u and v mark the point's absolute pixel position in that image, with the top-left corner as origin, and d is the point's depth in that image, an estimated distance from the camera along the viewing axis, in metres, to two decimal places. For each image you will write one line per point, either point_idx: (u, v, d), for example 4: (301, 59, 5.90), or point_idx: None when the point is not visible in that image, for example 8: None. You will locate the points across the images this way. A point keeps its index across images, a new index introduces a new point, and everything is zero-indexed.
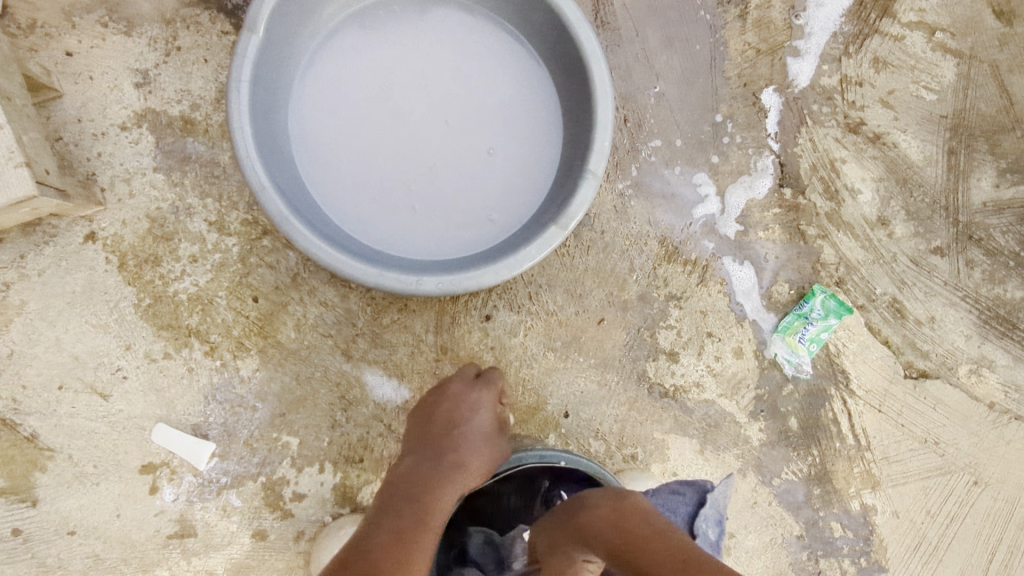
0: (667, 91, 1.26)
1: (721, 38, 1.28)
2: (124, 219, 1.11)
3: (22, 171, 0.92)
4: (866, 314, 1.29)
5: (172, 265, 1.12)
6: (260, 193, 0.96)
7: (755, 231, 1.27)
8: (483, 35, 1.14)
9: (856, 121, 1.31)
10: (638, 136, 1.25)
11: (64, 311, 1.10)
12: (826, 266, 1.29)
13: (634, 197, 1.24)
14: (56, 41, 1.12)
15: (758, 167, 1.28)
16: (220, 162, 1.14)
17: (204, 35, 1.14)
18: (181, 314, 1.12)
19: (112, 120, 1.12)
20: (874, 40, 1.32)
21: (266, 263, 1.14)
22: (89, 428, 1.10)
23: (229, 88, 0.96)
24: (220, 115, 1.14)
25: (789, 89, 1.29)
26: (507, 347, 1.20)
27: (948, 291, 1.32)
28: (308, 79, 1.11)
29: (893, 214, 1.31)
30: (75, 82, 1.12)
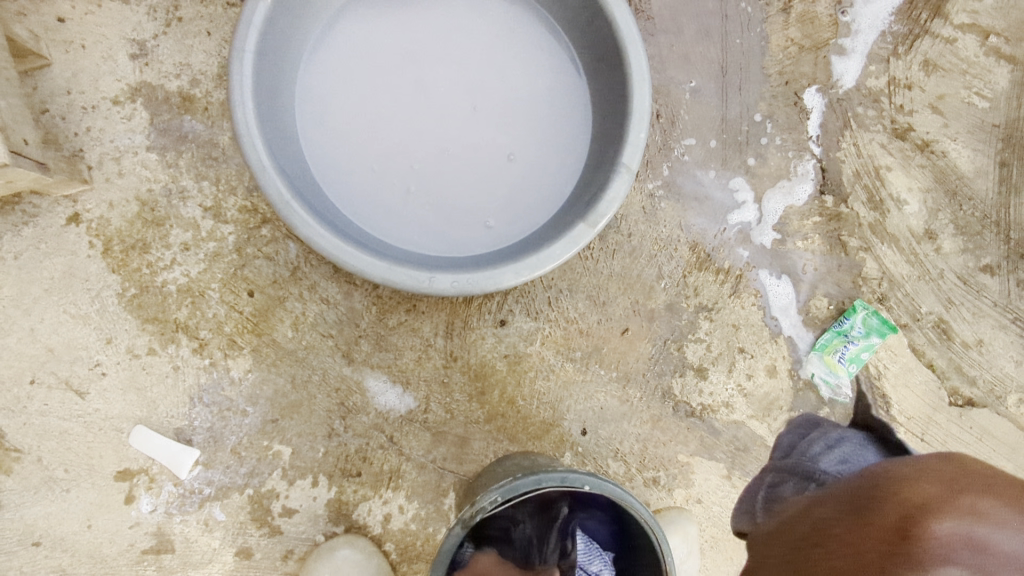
0: (703, 86, 1.17)
1: (762, 32, 1.19)
2: (112, 201, 1.02)
3: None
4: (909, 335, 1.20)
5: (162, 252, 1.02)
6: (260, 173, 0.87)
7: (793, 240, 1.18)
8: (510, 15, 1.05)
9: (904, 126, 1.22)
10: (671, 133, 1.16)
11: (40, 299, 1.00)
12: (869, 281, 1.19)
13: (664, 199, 1.15)
14: (47, 6, 1.03)
15: (798, 171, 1.19)
16: (219, 143, 1.05)
17: (208, 5, 1.06)
18: (168, 307, 1.02)
19: (104, 93, 1.03)
20: (924, 42, 1.23)
21: (264, 254, 1.04)
22: (60, 429, 1.00)
23: (231, 56, 0.87)
24: (221, 92, 1.06)
25: (833, 89, 1.20)
26: (522, 356, 1.10)
27: (998, 312, 1.22)
28: (318, 55, 1.02)
29: (941, 228, 1.22)
30: (66, 50, 1.03)
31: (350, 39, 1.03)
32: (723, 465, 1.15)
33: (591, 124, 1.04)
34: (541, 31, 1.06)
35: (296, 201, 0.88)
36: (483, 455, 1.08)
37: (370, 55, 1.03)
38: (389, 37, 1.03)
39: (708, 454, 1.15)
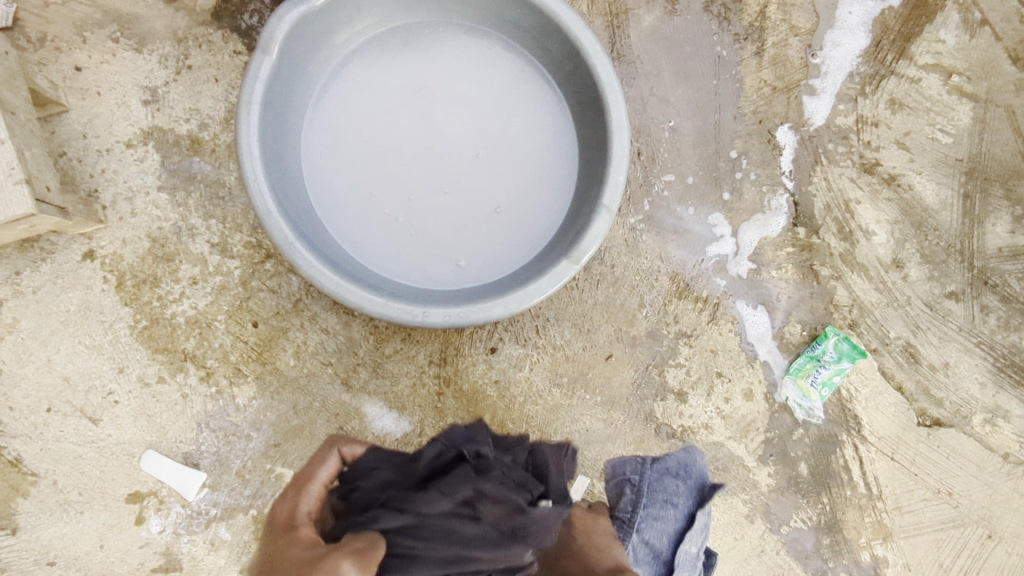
0: (682, 125, 1.24)
1: (737, 74, 1.27)
2: (125, 238, 1.09)
3: (22, 188, 0.88)
4: (879, 358, 1.27)
5: (172, 286, 1.09)
6: (265, 216, 0.94)
7: (768, 270, 1.24)
8: (500, 63, 1.13)
9: (871, 162, 1.30)
10: (652, 170, 1.23)
11: (57, 331, 1.06)
12: (839, 308, 1.26)
13: (645, 232, 1.22)
14: (65, 55, 1.10)
15: (772, 205, 1.26)
16: (226, 183, 1.12)
17: (216, 53, 1.13)
18: (177, 338, 1.08)
19: (118, 137, 1.10)
20: (890, 81, 1.31)
21: (267, 287, 1.11)
22: (75, 453, 1.06)
23: (240, 109, 0.94)
24: (228, 134, 1.12)
25: (804, 127, 1.28)
26: (511, 382, 1.16)
27: (962, 337, 1.29)
28: (320, 101, 1.09)
29: (908, 257, 1.29)
30: (82, 97, 1.10)
31: (351, 88, 1.10)
32: None
33: (575, 166, 1.11)
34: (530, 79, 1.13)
35: (299, 242, 0.94)
36: None
37: (369, 102, 1.10)
38: (388, 85, 1.11)
39: None
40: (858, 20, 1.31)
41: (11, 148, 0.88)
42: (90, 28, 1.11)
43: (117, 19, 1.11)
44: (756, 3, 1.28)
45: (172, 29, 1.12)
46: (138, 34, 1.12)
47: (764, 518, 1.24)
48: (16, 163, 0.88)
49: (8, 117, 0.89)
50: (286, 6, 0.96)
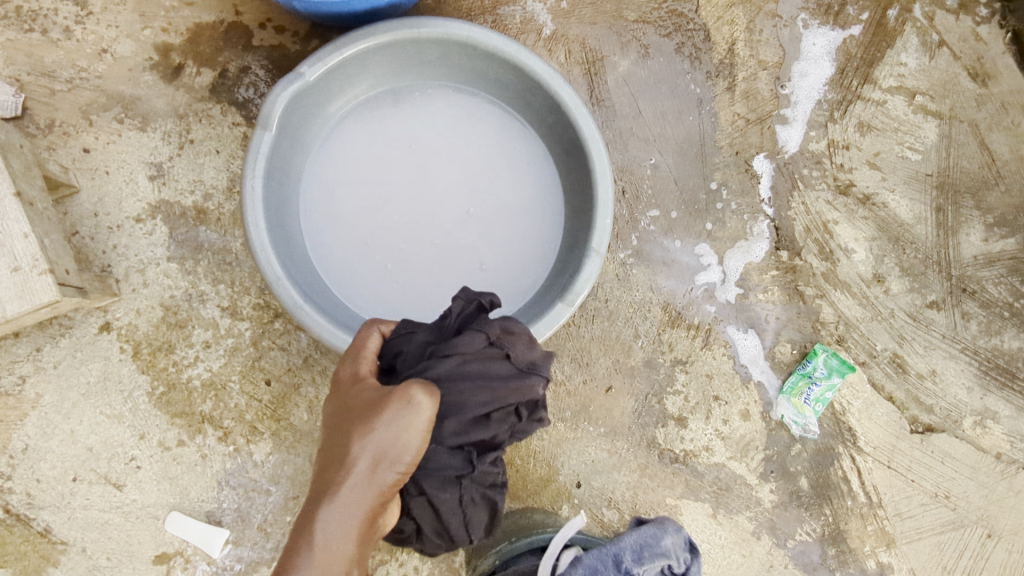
0: (662, 162, 1.31)
1: (711, 109, 1.33)
2: (139, 308, 1.14)
3: (46, 277, 0.93)
4: (868, 371, 1.32)
5: (186, 351, 1.14)
6: (274, 283, 0.98)
7: (755, 293, 1.30)
8: (485, 117, 1.19)
9: (846, 183, 1.36)
10: (637, 206, 1.29)
11: (79, 403, 1.11)
12: (826, 325, 1.31)
13: (635, 266, 1.27)
14: (73, 139, 1.16)
15: (754, 231, 1.31)
16: (232, 248, 1.17)
17: (216, 127, 1.19)
18: (194, 401, 1.13)
19: (127, 212, 1.16)
20: (857, 106, 1.38)
21: (278, 346, 1.15)
22: (102, 520, 1.10)
23: (244, 183, 0.99)
24: (232, 202, 1.18)
25: (779, 155, 1.34)
26: None
27: (947, 344, 1.34)
28: (317, 165, 1.15)
29: (888, 271, 1.35)
30: (92, 177, 1.16)
31: (348, 151, 1.16)
32: (708, 504, 1.26)
33: (564, 210, 1.17)
34: (516, 130, 1.19)
35: (307, 305, 1.00)
36: None
37: (367, 163, 1.17)
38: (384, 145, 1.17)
39: (693, 495, 1.26)
40: (822, 50, 1.38)
41: (34, 240, 0.93)
42: (96, 111, 1.17)
43: (121, 102, 1.18)
44: (724, 42, 1.35)
45: (173, 107, 1.19)
46: (142, 113, 1.18)
47: (770, 534, 1.28)
48: (40, 253, 0.93)
49: (28, 209, 0.94)
50: (281, 84, 1.01)
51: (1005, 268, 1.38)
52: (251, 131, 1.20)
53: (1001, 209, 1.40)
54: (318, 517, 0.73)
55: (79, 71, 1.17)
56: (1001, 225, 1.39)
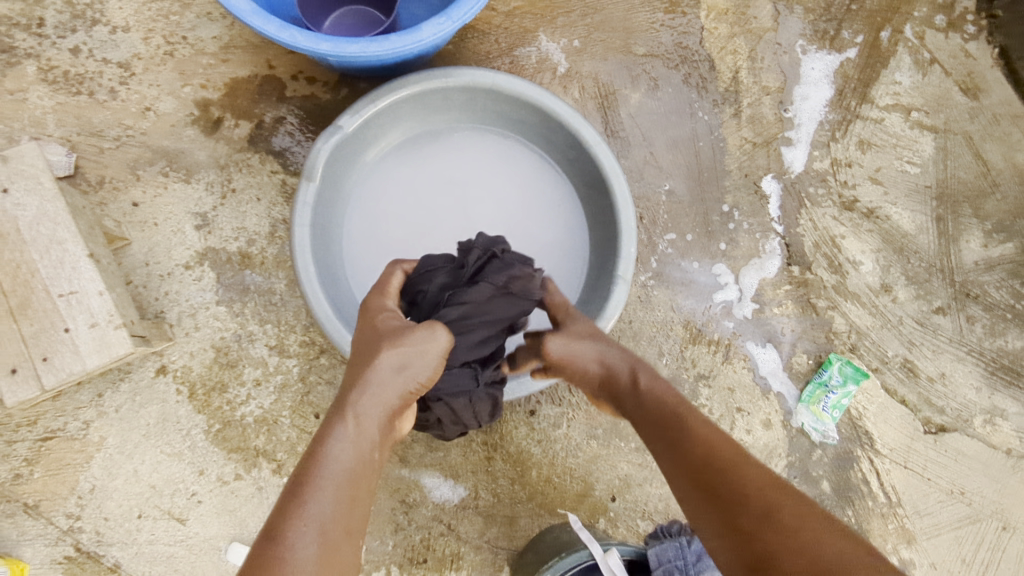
0: (676, 187, 1.38)
1: (720, 135, 1.41)
2: (192, 351, 1.20)
3: (121, 331, 1.00)
4: (882, 377, 1.38)
5: (238, 389, 1.20)
6: (325, 321, 1.04)
7: (770, 308, 1.37)
8: (510, 156, 1.27)
9: (850, 199, 1.43)
10: (654, 230, 1.36)
11: (141, 444, 1.17)
12: (839, 334, 1.38)
13: (655, 287, 1.34)
14: (123, 194, 1.23)
15: (766, 249, 1.39)
16: (277, 289, 1.24)
17: (255, 175, 1.26)
18: (248, 436, 1.19)
19: (177, 260, 1.22)
20: (857, 124, 1.45)
21: (324, 380, 1.22)
22: (167, 553, 1.16)
23: (293, 232, 1.06)
24: (274, 246, 1.25)
25: (786, 176, 1.41)
26: (552, 439, 1.27)
27: (954, 347, 1.41)
28: (354, 207, 1.22)
29: (895, 280, 1.42)
30: (142, 229, 1.23)
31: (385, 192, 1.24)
32: None
33: (589, 240, 1.24)
34: (540, 166, 1.26)
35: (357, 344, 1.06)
36: (529, 530, 1.25)
37: (402, 203, 1.24)
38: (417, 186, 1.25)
39: None
40: (821, 74, 1.46)
41: (109, 297, 1.01)
42: (143, 166, 1.24)
43: (166, 156, 1.25)
44: (728, 70, 1.42)
45: (215, 158, 1.26)
46: (186, 166, 1.25)
47: None
48: (115, 309, 1.01)
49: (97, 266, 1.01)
50: (323, 137, 1.08)
51: (1005, 271, 1.45)
52: (288, 177, 1.27)
53: (998, 215, 1.47)
54: (355, 403, 0.80)
55: (126, 129, 1.25)
56: (999, 231, 1.46)
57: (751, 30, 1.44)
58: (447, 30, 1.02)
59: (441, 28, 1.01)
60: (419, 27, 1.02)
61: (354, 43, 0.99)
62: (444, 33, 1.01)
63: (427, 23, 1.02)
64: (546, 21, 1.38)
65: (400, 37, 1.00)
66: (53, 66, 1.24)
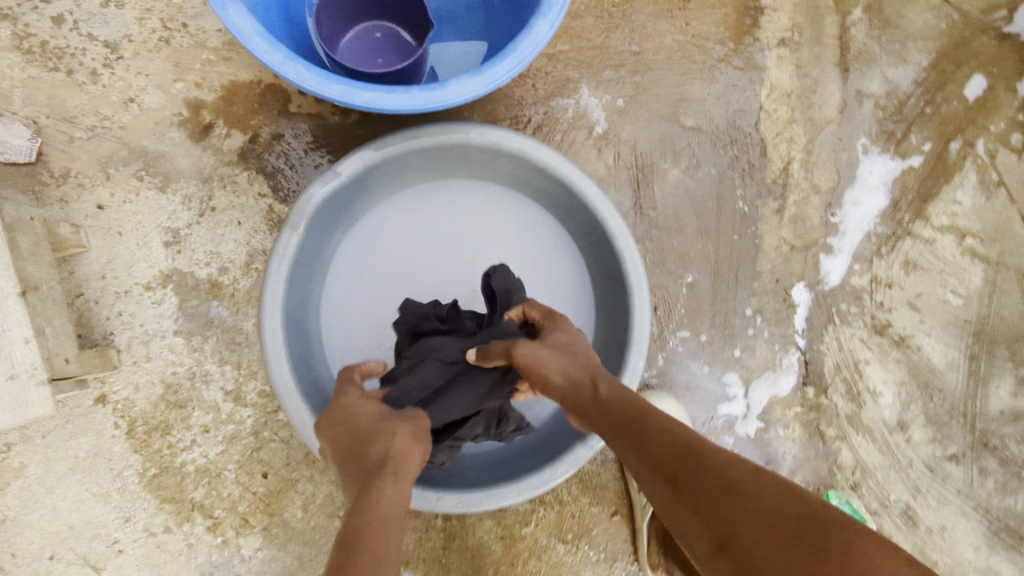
0: (700, 281, 1.25)
1: (758, 230, 1.27)
2: (138, 383, 1.09)
3: (44, 389, 0.91)
4: (877, 520, 1.29)
5: (183, 434, 1.09)
6: (284, 396, 0.93)
7: (775, 428, 1.26)
8: (525, 225, 1.14)
9: (883, 323, 1.31)
10: (667, 324, 1.24)
11: (65, 478, 1.07)
12: (842, 468, 1.28)
13: (658, 386, 1.24)
14: (88, 193, 1.09)
15: (783, 363, 1.27)
16: (244, 328, 1.11)
17: (240, 195, 1.12)
18: (186, 487, 1.09)
19: (137, 279, 1.09)
20: (907, 242, 1.32)
21: (279, 437, 1.11)
22: None
23: (264, 288, 0.92)
24: (248, 279, 1.11)
25: (820, 286, 1.29)
26: (517, 536, 1.17)
27: (960, 499, 1.31)
28: (343, 255, 1.10)
29: (912, 419, 1.31)
30: (103, 236, 1.09)
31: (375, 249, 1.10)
32: None
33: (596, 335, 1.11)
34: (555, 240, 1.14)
35: (315, 426, 0.94)
36: None
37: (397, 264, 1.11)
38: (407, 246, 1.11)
39: None
40: (879, 180, 1.32)
41: (35, 346, 0.91)
42: (115, 164, 1.10)
43: (143, 157, 1.10)
44: (779, 160, 1.28)
45: (197, 168, 1.11)
46: (163, 172, 1.11)
47: None
48: (41, 362, 0.91)
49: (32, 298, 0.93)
50: (317, 182, 0.94)
51: None
52: (276, 203, 1.13)
53: None
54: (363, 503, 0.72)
55: (102, 119, 1.10)
56: None
57: (813, 118, 1.30)
58: (475, 91, 0.87)
59: (469, 88, 0.87)
60: (444, 81, 0.88)
61: (369, 91, 0.85)
62: (472, 94, 0.87)
63: (454, 79, 0.88)
64: (591, 72, 1.23)
65: (421, 91, 0.86)
66: (29, 33, 1.09)
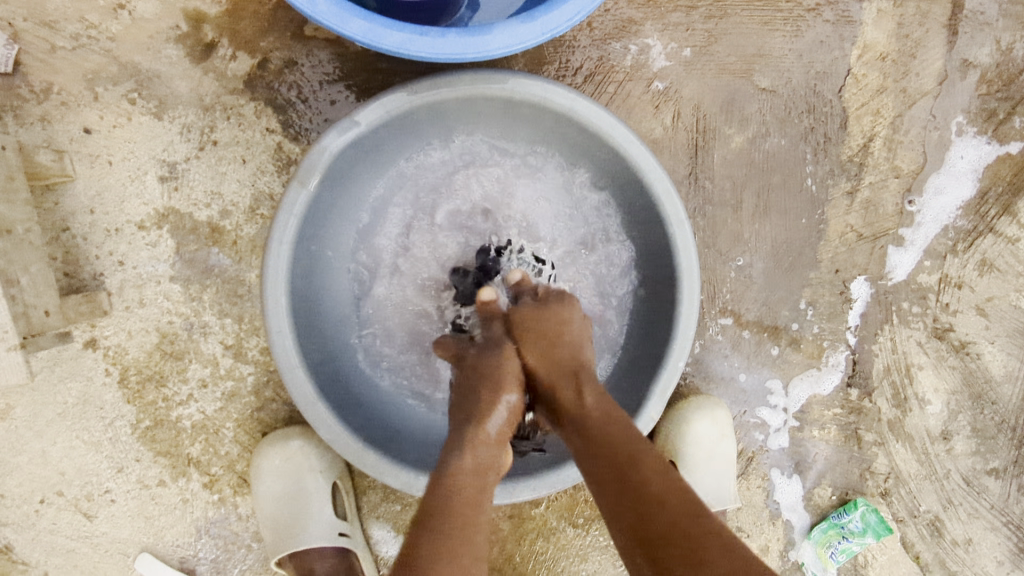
0: (751, 264, 1.13)
1: (824, 213, 1.13)
2: (131, 330, 1.00)
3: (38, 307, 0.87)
4: (902, 529, 1.19)
5: (178, 386, 1.01)
6: (288, 373, 0.85)
7: (810, 429, 1.17)
8: (574, 176, 0.99)
9: (944, 326, 1.17)
10: (709, 310, 1.14)
11: (54, 423, 1.01)
12: (875, 475, 1.19)
13: (692, 377, 1.15)
14: (73, 113, 0.96)
15: (829, 361, 1.17)
16: (246, 280, 1.01)
17: (246, 130, 0.99)
18: (181, 442, 1.02)
19: (130, 216, 0.99)
20: (986, 239, 1.16)
21: (281, 398, 1.04)
22: (68, 547, 1.03)
23: (268, 248, 0.84)
24: (252, 226, 1.00)
25: (882, 281, 1.16)
26: (526, 517, 1.10)
27: (992, 515, 1.20)
28: (375, 157, 0.94)
29: (957, 429, 1.19)
30: (91, 165, 0.97)
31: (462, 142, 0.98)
32: None
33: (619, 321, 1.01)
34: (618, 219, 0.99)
35: (321, 402, 0.86)
36: None
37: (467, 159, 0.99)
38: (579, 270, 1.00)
39: None
40: (968, 166, 1.15)
41: (5, 307, 0.79)
42: (104, 83, 0.96)
43: (136, 76, 0.97)
44: (860, 135, 1.13)
45: (197, 94, 0.98)
46: (159, 96, 0.97)
47: None
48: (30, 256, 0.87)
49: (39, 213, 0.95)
50: (333, 130, 0.84)
51: None
52: (286, 141, 1.00)
53: None
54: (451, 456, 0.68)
55: (88, 28, 0.95)
56: None
57: (905, 88, 1.12)
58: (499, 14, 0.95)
59: (519, 37, 0.75)
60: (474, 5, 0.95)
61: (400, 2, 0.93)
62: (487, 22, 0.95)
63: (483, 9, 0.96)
64: (658, 13, 1.06)
65: (460, 37, 0.75)
66: None
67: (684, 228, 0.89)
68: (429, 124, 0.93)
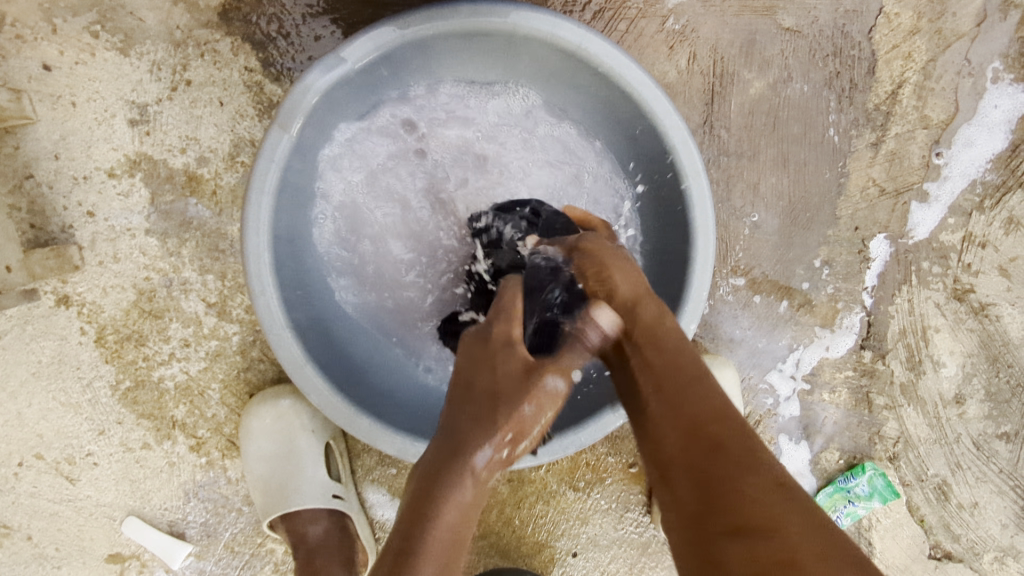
0: (766, 220, 1.06)
1: (846, 166, 1.06)
2: (106, 286, 0.94)
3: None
4: (909, 493, 1.17)
5: (160, 346, 0.96)
6: (274, 334, 0.79)
7: (820, 392, 1.13)
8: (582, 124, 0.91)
9: (965, 287, 1.12)
10: (721, 270, 1.08)
11: (29, 383, 0.95)
12: (884, 439, 1.15)
13: (700, 338, 1.10)
14: (30, 48, 0.88)
15: (843, 324, 1.12)
16: (228, 233, 0.94)
17: (222, 68, 0.90)
18: (165, 404, 0.98)
19: (99, 162, 0.91)
20: (1015, 195, 1.09)
21: (269, 358, 0.98)
22: (51, 510, 0.99)
23: (248, 198, 0.77)
24: (232, 174, 0.92)
25: (903, 239, 1.10)
26: (525, 480, 1.07)
27: (1000, 479, 1.17)
28: (364, 101, 0.86)
29: (971, 393, 1.15)
30: (53, 106, 0.89)
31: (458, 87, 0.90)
32: None
33: None
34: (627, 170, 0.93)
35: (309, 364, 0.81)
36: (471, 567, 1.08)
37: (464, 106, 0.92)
38: None
39: None
40: (1001, 116, 1.07)
41: None
42: (64, 14, 0.88)
43: (97, 7, 0.88)
44: (889, 81, 1.04)
45: (167, 27, 0.89)
46: (125, 29, 0.88)
47: None
48: None
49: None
50: (315, 68, 0.76)
51: None
52: (267, 82, 0.91)
53: None
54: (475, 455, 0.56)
55: None
56: None
57: (940, 29, 1.03)
58: None
59: None
60: None
61: None
62: None
63: None
64: None
65: None
66: None
67: (702, 179, 0.81)
68: (424, 63, 0.85)
